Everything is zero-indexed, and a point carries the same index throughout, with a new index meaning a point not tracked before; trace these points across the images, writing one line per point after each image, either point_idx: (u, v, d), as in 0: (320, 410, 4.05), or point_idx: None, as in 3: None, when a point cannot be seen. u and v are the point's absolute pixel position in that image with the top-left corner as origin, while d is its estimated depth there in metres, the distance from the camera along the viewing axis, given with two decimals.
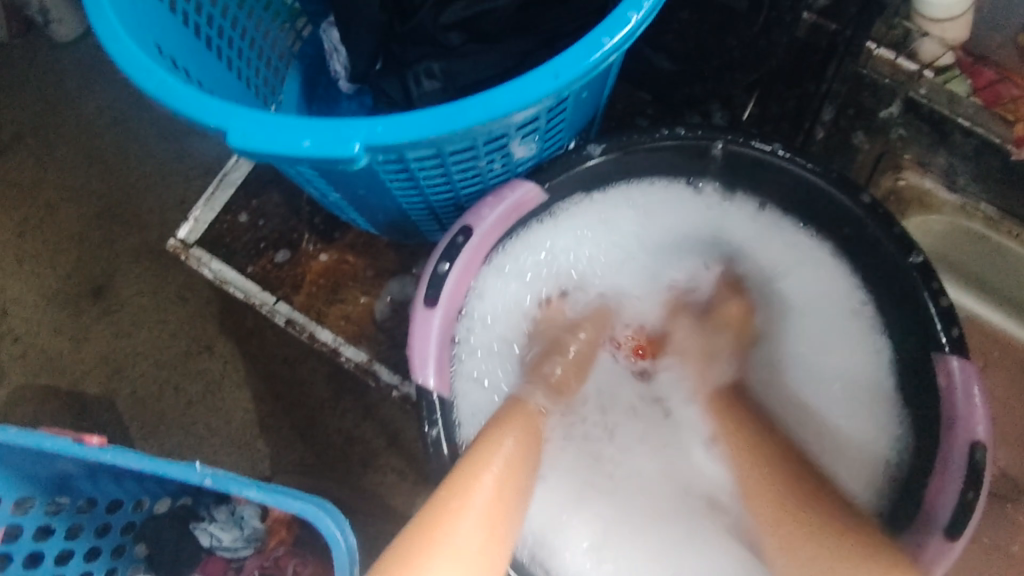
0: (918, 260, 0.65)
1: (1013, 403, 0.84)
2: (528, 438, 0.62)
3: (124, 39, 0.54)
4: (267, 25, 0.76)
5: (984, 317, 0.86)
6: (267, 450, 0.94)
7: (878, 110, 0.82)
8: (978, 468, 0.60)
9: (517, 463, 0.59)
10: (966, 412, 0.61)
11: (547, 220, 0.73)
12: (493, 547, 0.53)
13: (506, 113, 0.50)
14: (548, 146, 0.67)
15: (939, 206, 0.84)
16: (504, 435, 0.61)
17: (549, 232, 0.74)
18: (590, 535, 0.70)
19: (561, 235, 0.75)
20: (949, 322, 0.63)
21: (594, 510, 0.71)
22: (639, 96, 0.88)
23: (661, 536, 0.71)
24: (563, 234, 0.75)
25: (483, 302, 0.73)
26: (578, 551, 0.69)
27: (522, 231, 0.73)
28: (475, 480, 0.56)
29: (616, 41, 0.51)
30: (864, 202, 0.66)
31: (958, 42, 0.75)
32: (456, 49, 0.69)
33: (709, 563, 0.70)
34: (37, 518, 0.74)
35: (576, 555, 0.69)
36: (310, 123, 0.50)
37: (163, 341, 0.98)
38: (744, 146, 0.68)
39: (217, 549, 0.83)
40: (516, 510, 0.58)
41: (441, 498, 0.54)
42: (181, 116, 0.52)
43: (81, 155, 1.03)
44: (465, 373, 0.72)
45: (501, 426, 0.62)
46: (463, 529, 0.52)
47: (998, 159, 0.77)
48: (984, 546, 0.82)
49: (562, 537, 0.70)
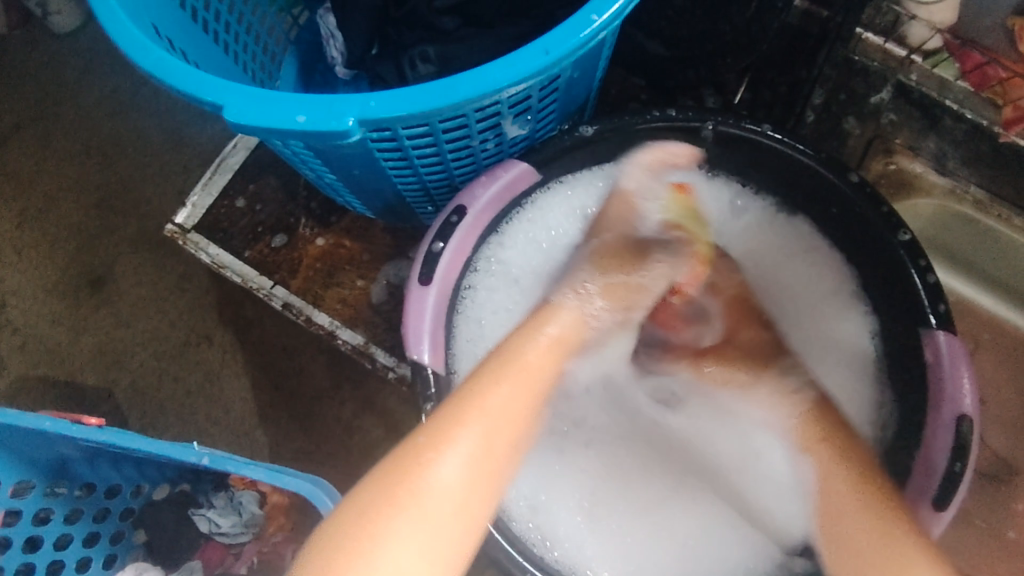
0: (905, 238, 0.66)
1: (1003, 384, 0.86)
2: (543, 364, 0.60)
3: (123, 19, 0.55)
4: (263, 12, 0.77)
5: (974, 300, 0.88)
6: (266, 439, 0.94)
7: (870, 96, 0.82)
8: (964, 441, 0.61)
9: (530, 392, 0.58)
10: (951, 386, 0.63)
11: (573, 180, 0.73)
12: (463, 496, 0.53)
13: (497, 87, 0.51)
14: (541, 126, 0.68)
15: (929, 189, 0.84)
16: (483, 393, 0.57)
17: (560, 198, 0.74)
18: (579, 495, 0.73)
19: (569, 200, 0.74)
20: (936, 298, 0.64)
21: (575, 469, 0.75)
22: (634, 81, 0.89)
23: (655, 492, 0.74)
24: (571, 200, 0.74)
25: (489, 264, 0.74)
26: (570, 509, 0.72)
27: (535, 198, 0.73)
28: (455, 429, 0.55)
29: (604, 18, 0.51)
30: (853, 180, 0.67)
31: (945, 25, 0.73)
32: (451, 33, 0.70)
33: (706, 518, 0.73)
34: (37, 502, 0.74)
35: (568, 510, 0.72)
36: (304, 99, 0.51)
37: (162, 331, 0.98)
38: (734, 126, 0.69)
39: (215, 535, 0.83)
40: (497, 465, 0.56)
41: (418, 443, 0.54)
42: (177, 93, 0.53)
43: (80, 147, 1.04)
44: (460, 330, 0.73)
45: (513, 349, 0.60)
46: (442, 477, 0.52)
47: (988, 142, 0.78)
48: (976, 525, 0.83)
49: (553, 499, 0.72)
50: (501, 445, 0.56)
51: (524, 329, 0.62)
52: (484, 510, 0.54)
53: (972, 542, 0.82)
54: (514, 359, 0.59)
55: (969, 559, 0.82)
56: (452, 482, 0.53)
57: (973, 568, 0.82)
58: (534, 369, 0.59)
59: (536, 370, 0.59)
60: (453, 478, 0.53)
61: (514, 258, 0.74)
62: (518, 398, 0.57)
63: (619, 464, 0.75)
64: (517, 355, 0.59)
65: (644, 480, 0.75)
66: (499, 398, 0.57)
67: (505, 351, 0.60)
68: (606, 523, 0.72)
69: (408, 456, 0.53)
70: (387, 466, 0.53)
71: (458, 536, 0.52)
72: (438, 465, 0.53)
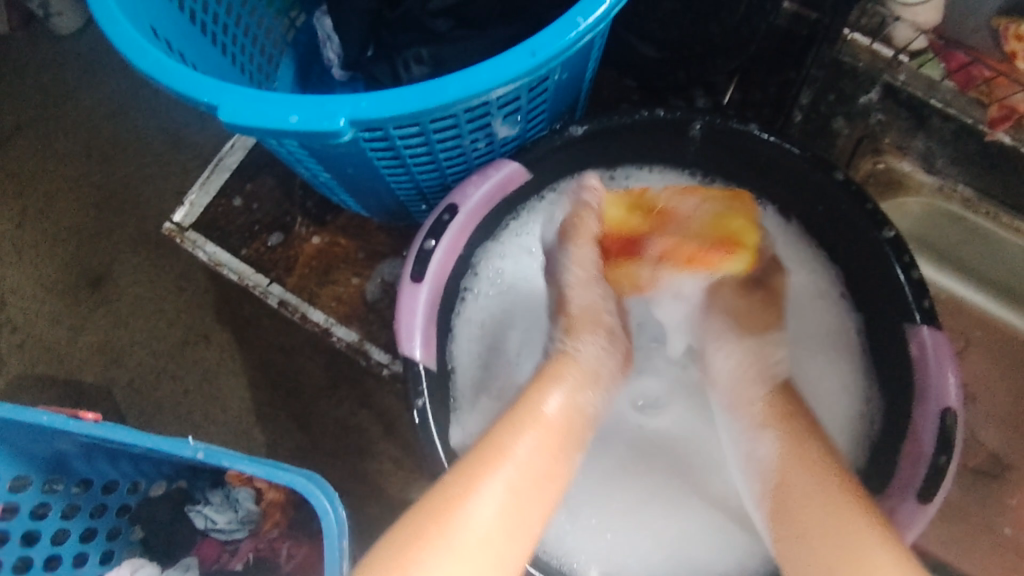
0: (890, 234, 0.66)
1: (994, 382, 0.87)
2: (569, 412, 0.60)
3: (121, 20, 0.56)
4: (261, 14, 0.78)
5: (964, 298, 0.89)
6: (263, 438, 0.96)
7: (857, 96, 0.82)
8: (949, 434, 0.62)
9: (555, 442, 0.58)
10: (937, 380, 0.64)
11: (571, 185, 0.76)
12: (501, 548, 0.52)
13: (486, 89, 0.52)
14: (532, 126, 0.69)
15: (917, 188, 0.86)
16: (511, 440, 0.56)
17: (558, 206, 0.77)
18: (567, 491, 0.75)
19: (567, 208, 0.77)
20: (921, 293, 0.65)
21: None
22: (625, 83, 0.91)
23: (641, 490, 0.76)
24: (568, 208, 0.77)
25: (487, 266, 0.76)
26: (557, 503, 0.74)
27: (530, 203, 0.75)
28: (487, 477, 0.54)
29: (590, 21, 0.52)
30: (838, 179, 0.68)
31: (930, 25, 0.74)
32: (444, 35, 0.71)
33: (691, 518, 0.75)
34: (34, 496, 0.77)
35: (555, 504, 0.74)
36: (297, 100, 0.52)
37: (160, 330, 1.00)
38: (723, 125, 0.70)
39: (211, 531, 0.83)
40: (532, 515, 0.55)
41: (453, 493, 0.53)
42: (173, 93, 0.54)
43: (80, 148, 1.05)
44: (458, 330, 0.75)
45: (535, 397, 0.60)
46: (476, 532, 0.52)
47: (975, 141, 0.78)
48: (967, 522, 0.84)
49: None
50: (534, 493, 0.55)
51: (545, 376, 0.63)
52: (519, 565, 0.53)
53: (963, 538, 0.84)
54: (537, 410, 0.59)
55: (959, 555, 0.83)
56: (490, 533, 0.52)
57: (964, 563, 0.83)
58: (557, 418, 0.59)
59: (559, 419, 0.59)
60: (489, 528, 0.52)
61: (514, 263, 0.77)
62: (545, 449, 0.57)
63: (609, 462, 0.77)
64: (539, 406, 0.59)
65: (632, 478, 0.76)
66: (527, 446, 0.56)
67: (529, 400, 0.60)
68: (590, 518, 0.74)
69: (441, 505, 0.53)
70: (418, 514, 0.52)
71: None
72: (472, 514, 0.52)
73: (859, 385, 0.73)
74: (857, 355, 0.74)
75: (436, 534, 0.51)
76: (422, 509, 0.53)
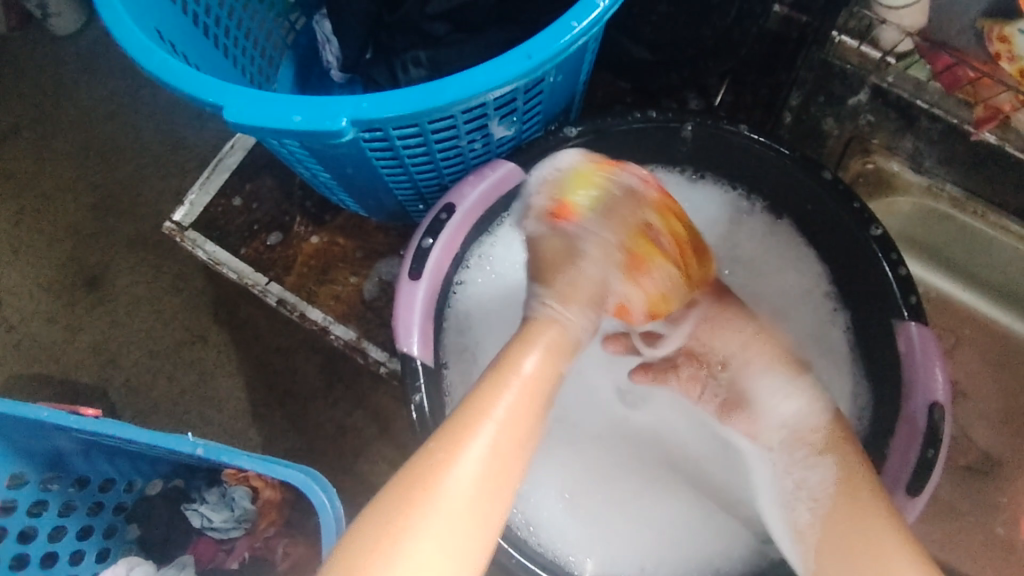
0: (877, 232, 0.68)
1: (982, 380, 0.88)
2: (550, 367, 0.57)
3: (127, 21, 0.57)
4: (262, 16, 0.79)
5: (953, 297, 0.90)
6: (260, 438, 0.96)
7: (848, 99, 0.85)
8: (937, 428, 0.63)
9: (533, 402, 0.56)
10: (925, 375, 0.65)
11: None
12: (479, 512, 0.51)
13: (483, 90, 0.53)
14: (527, 127, 0.70)
15: (905, 187, 0.87)
16: (490, 403, 0.54)
17: None
18: (557, 484, 0.76)
19: None
20: (907, 290, 0.67)
21: (555, 462, 0.77)
22: (619, 85, 0.92)
23: (632, 481, 0.77)
24: None
25: (482, 259, 0.77)
26: (550, 498, 0.76)
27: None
28: (465, 443, 0.52)
29: (585, 25, 0.54)
30: (826, 178, 0.70)
31: (915, 28, 0.75)
32: (442, 38, 0.72)
33: (682, 505, 0.76)
34: (33, 493, 0.78)
35: (549, 499, 0.76)
36: (300, 100, 0.53)
37: (157, 331, 1.00)
38: (713, 127, 0.72)
39: (206, 530, 0.84)
40: (512, 479, 0.54)
41: (434, 460, 0.51)
42: (178, 93, 0.55)
43: (77, 149, 1.06)
44: (451, 324, 0.76)
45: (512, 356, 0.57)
46: (455, 500, 0.50)
47: (963, 142, 0.80)
48: (956, 518, 0.85)
49: (534, 489, 0.76)
50: (513, 458, 0.54)
51: (519, 336, 0.59)
52: (498, 524, 0.52)
53: (952, 534, 0.85)
54: (513, 369, 0.56)
55: (948, 549, 0.85)
56: (465, 500, 0.51)
57: (952, 559, 0.84)
58: (535, 378, 0.56)
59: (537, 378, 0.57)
60: (466, 494, 0.51)
61: (508, 257, 0.78)
62: (521, 408, 0.55)
63: (600, 454, 0.78)
64: (517, 365, 0.56)
65: (621, 470, 0.77)
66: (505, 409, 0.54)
67: (506, 360, 0.57)
68: (583, 511, 0.75)
69: (417, 475, 0.51)
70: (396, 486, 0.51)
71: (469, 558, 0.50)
72: (450, 483, 0.51)
73: (850, 387, 0.74)
74: (846, 353, 0.75)
75: (411, 505, 0.50)
76: (399, 480, 0.51)
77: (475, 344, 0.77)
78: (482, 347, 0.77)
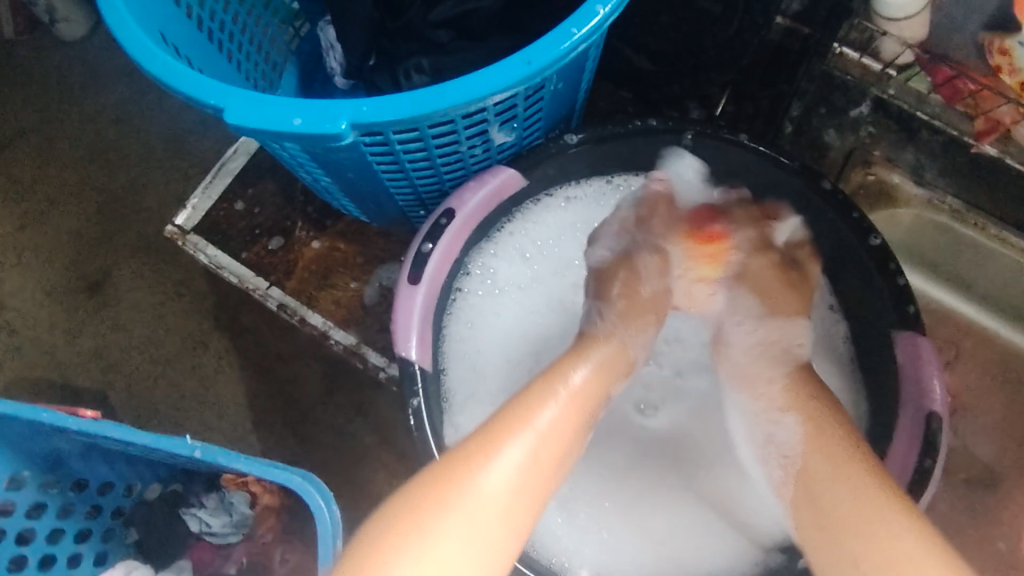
0: (876, 242, 0.69)
1: (983, 393, 0.88)
2: (596, 384, 0.60)
3: (131, 24, 0.57)
4: (266, 22, 0.80)
5: (954, 309, 0.90)
6: (259, 444, 0.96)
7: (849, 109, 0.85)
8: (934, 438, 0.63)
9: (579, 416, 0.58)
10: (922, 387, 0.65)
11: (565, 191, 0.77)
12: (518, 505, 0.52)
13: (483, 95, 0.53)
14: (528, 134, 0.70)
15: (906, 200, 0.86)
16: (540, 405, 0.56)
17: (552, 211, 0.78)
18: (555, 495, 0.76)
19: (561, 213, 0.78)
20: (904, 301, 0.67)
21: None
22: (622, 95, 0.92)
23: (630, 493, 0.77)
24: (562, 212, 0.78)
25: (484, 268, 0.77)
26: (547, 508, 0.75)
27: (527, 206, 0.76)
28: (511, 436, 0.54)
29: (584, 32, 0.54)
30: (826, 188, 0.70)
31: (915, 41, 0.76)
32: (445, 45, 0.73)
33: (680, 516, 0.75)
34: (30, 495, 0.77)
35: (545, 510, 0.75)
36: (301, 103, 0.54)
37: (158, 336, 1.01)
38: (712, 136, 0.72)
39: (205, 535, 0.83)
40: (552, 481, 0.55)
41: (473, 448, 0.53)
42: (180, 95, 0.55)
43: (82, 154, 1.07)
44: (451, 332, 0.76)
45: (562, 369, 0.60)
46: (494, 482, 0.52)
47: (964, 154, 0.80)
48: (957, 532, 0.85)
49: None
50: (555, 462, 0.55)
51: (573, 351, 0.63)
52: (532, 521, 0.53)
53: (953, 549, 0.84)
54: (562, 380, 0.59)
55: None
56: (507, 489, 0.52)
57: None
58: (583, 392, 0.59)
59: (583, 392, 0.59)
60: (507, 483, 0.52)
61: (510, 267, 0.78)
62: (566, 418, 0.57)
63: (599, 466, 0.78)
64: (564, 376, 0.60)
65: (619, 481, 0.77)
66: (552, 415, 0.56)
67: (556, 372, 0.60)
68: (581, 522, 0.75)
69: (461, 459, 0.53)
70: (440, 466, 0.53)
71: (503, 548, 0.50)
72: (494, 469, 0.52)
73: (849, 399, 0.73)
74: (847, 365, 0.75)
75: (454, 482, 0.51)
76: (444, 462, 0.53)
77: (474, 352, 0.77)
78: (482, 356, 0.77)
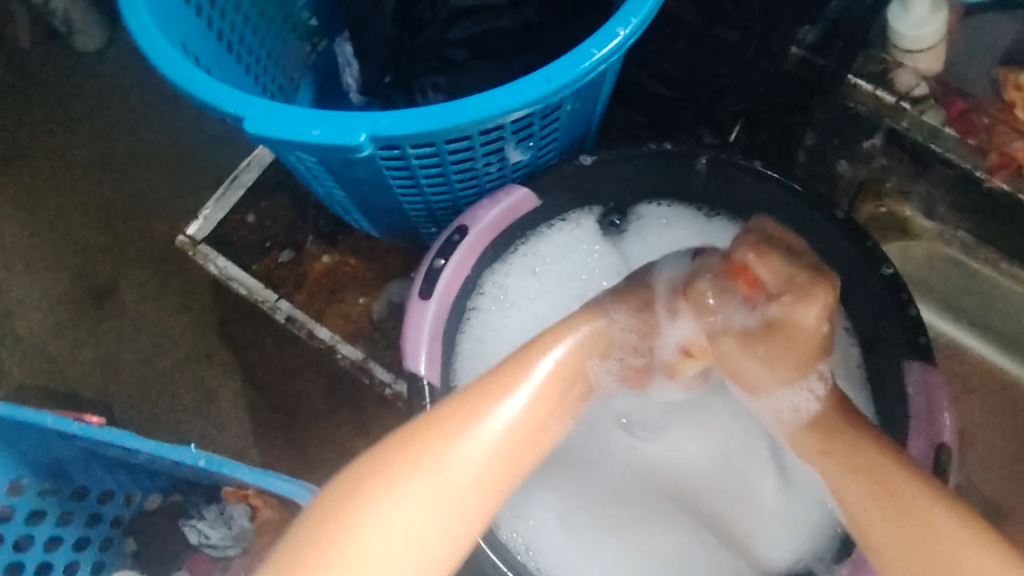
0: (888, 271, 0.69)
1: (993, 430, 0.87)
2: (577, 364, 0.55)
3: (154, 32, 0.58)
4: (285, 37, 0.81)
5: (964, 344, 0.89)
6: (260, 459, 0.96)
7: (861, 142, 0.84)
8: (943, 469, 0.63)
9: (550, 400, 0.54)
10: (932, 420, 0.65)
11: (577, 216, 0.76)
12: (471, 491, 0.50)
13: (501, 111, 0.53)
14: (542, 154, 0.71)
15: (918, 233, 0.88)
16: (509, 391, 0.52)
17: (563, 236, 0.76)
18: (557, 514, 0.75)
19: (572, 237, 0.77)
20: (915, 332, 0.68)
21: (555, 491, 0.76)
22: (636, 118, 0.92)
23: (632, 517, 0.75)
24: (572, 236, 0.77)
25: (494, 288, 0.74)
26: (548, 525, 0.74)
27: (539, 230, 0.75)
28: (471, 422, 0.51)
29: (604, 52, 0.54)
30: (838, 218, 0.70)
31: (931, 73, 0.76)
32: (462, 64, 0.73)
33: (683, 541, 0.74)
34: (31, 501, 0.77)
35: (546, 528, 0.74)
36: (321, 114, 0.54)
37: (163, 348, 1.00)
38: (727, 160, 0.73)
39: (204, 547, 0.82)
40: (513, 466, 0.52)
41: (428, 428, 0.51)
42: (201, 104, 0.56)
43: (94, 164, 1.07)
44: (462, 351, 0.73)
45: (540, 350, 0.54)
46: (448, 466, 0.50)
47: (978, 190, 0.79)
48: None
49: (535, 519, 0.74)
50: (517, 446, 0.52)
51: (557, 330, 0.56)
52: (486, 506, 0.51)
53: None
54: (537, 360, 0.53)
55: None
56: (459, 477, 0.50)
57: None
58: (558, 375, 0.54)
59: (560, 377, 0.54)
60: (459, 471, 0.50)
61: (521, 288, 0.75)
62: (536, 403, 0.53)
63: (602, 487, 0.76)
64: (540, 352, 0.54)
65: (621, 503, 0.75)
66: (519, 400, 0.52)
67: (532, 351, 0.54)
68: (583, 542, 0.74)
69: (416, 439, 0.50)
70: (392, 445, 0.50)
71: (449, 535, 0.49)
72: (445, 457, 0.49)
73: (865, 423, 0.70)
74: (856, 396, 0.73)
75: (403, 466, 0.49)
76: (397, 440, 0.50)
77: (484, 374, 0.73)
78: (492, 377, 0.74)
